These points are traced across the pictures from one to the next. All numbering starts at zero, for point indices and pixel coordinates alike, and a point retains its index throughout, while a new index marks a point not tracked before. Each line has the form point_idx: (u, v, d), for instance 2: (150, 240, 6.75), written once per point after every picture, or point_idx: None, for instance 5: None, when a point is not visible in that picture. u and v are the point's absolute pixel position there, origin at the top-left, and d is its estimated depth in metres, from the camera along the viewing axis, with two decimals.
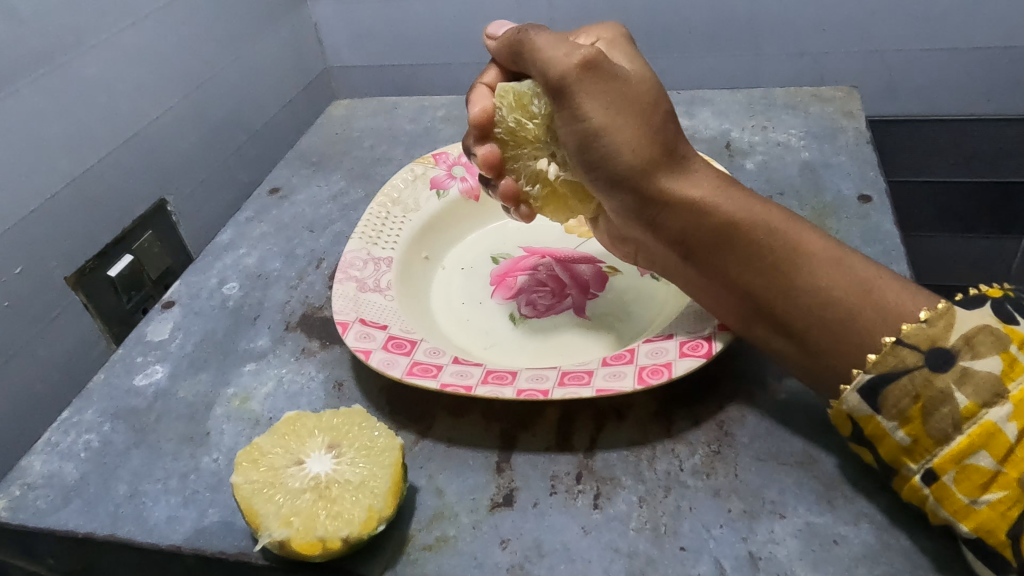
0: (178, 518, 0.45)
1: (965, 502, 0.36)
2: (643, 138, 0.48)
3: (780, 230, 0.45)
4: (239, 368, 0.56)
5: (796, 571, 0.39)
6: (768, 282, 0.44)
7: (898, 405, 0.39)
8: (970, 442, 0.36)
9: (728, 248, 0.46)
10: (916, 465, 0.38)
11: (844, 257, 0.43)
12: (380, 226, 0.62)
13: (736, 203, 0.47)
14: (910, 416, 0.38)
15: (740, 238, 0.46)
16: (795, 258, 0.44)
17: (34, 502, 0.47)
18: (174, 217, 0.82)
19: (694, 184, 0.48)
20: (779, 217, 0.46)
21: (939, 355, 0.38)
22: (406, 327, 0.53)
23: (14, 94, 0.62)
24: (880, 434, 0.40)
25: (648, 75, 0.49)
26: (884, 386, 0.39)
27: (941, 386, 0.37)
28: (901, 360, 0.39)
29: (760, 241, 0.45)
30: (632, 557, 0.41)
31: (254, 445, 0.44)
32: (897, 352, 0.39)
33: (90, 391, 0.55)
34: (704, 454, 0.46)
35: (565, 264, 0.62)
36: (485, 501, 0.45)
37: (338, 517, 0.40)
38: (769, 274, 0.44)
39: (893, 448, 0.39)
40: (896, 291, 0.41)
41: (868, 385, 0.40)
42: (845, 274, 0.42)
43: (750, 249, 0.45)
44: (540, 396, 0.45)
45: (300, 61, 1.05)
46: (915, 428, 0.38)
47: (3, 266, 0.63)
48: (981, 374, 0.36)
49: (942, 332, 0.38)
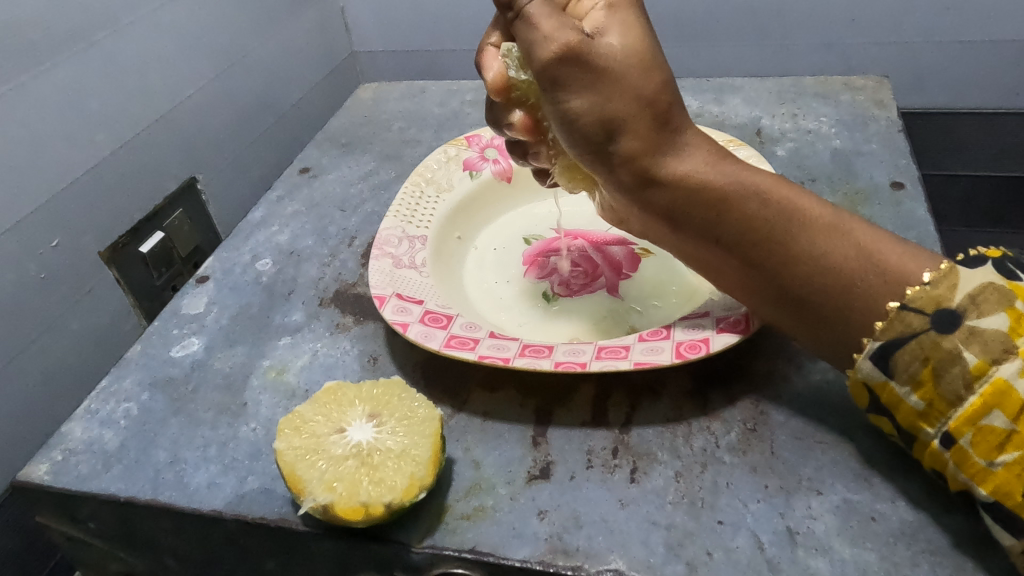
0: (218, 484, 0.46)
1: (982, 465, 0.36)
2: (630, 122, 0.45)
3: (777, 199, 0.44)
4: (275, 342, 0.57)
5: (834, 546, 0.39)
6: (766, 254, 0.43)
7: (909, 370, 0.38)
8: (984, 402, 0.36)
9: (721, 226, 0.45)
10: (933, 429, 0.38)
11: (841, 222, 0.42)
12: (415, 205, 0.63)
13: (730, 176, 0.45)
14: (921, 379, 0.38)
15: (732, 215, 0.44)
16: (792, 227, 0.43)
17: (75, 466, 0.48)
18: (204, 195, 0.83)
19: (683, 159, 0.46)
20: (771, 184, 0.45)
21: (944, 316, 0.37)
22: (441, 302, 0.54)
23: (55, 69, 0.63)
24: (895, 401, 0.39)
25: (641, 49, 0.45)
26: (893, 352, 0.39)
27: (950, 346, 0.37)
28: (907, 325, 0.38)
29: (754, 215, 0.44)
30: (670, 530, 0.41)
31: (296, 413, 0.45)
32: (902, 316, 0.38)
33: (127, 361, 0.56)
34: (739, 432, 0.46)
35: (597, 245, 0.62)
36: (522, 474, 0.45)
37: (381, 483, 0.40)
38: (765, 244, 0.43)
39: (909, 413, 0.39)
40: (897, 253, 0.41)
41: (879, 351, 0.39)
42: (845, 239, 0.42)
43: (744, 222, 0.44)
44: (578, 368, 0.45)
45: (327, 46, 1.05)
46: (928, 392, 0.38)
47: (41, 238, 0.63)
48: (989, 332, 0.36)
49: (946, 293, 0.38)
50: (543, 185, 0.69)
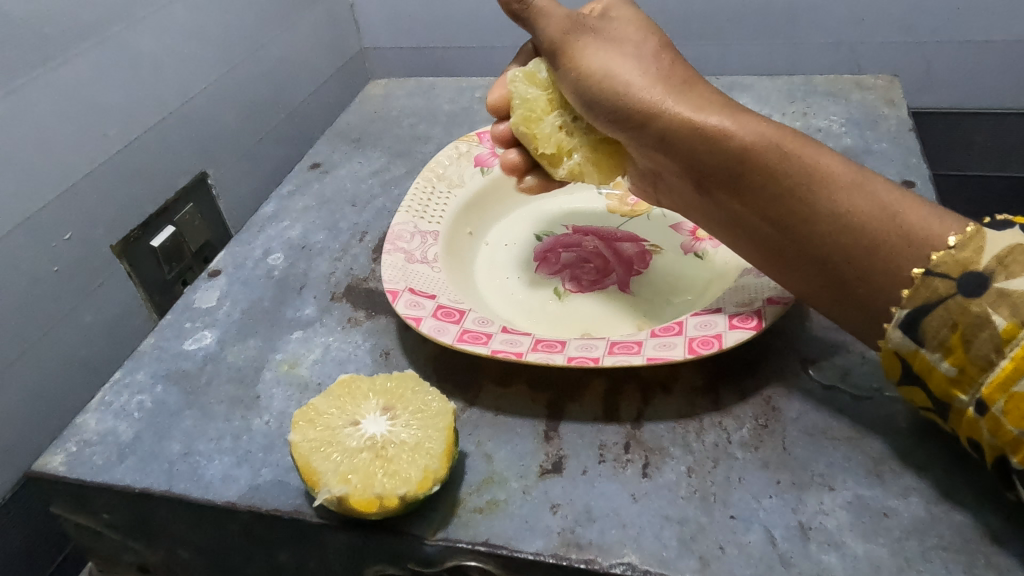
0: (232, 476, 0.46)
1: (1015, 432, 0.35)
2: (631, 70, 0.49)
3: (800, 151, 0.44)
4: (287, 335, 0.57)
5: (847, 542, 0.39)
6: (786, 208, 0.44)
7: (938, 336, 0.38)
8: (1014, 367, 0.35)
9: (745, 182, 0.46)
10: (966, 395, 0.38)
11: (866, 181, 0.43)
12: (426, 200, 0.63)
13: (751, 129, 0.45)
14: (951, 345, 0.38)
15: (755, 169, 0.45)
16: (814, 184, 0.43)
17: (90, 458, 0.48)
18: (214, 190, 0.83)
19: (698, 104, 0.47)
20: (795, 139, 0.45)
21: (971, 280, 0.37)
22: (454, 297, 0.54)
23: (68, 62, 0.63)
24: (927, 368, 0.39)
25: (634, 31, 0.51)
26: (922, 319, 0.39)
27: (977, 311, 0.36)
28: (933, 291, 0.38)
29: (776, 169, 0.44)
30: (683, 524, 0.41)
31: (310, 406, 0.45)
32: (927, 282, 0.39)
33: (140, 354, 0.56)
34: (751, 427, 0.46)
35: (608, 242, 0.62)
36: (535, 467, 0.45)
37: (395, 476, 0.40)
38: (785, 198, 0.44)
39: (941, 381, 0.39)
40: (922, 215, 0.41)
41: (907, 319, 0.39)
42: (868, 197, 0.42)
43: (766, 174, 0.45)
44: (591, 363, 0.45)
45: (336, 42, 1.06)
46: (959, 358, 0.37)
47: (53, 231, 0.64)
48: (1018, 293, 0.35)
49: (973, 257, 0.38)
50: None
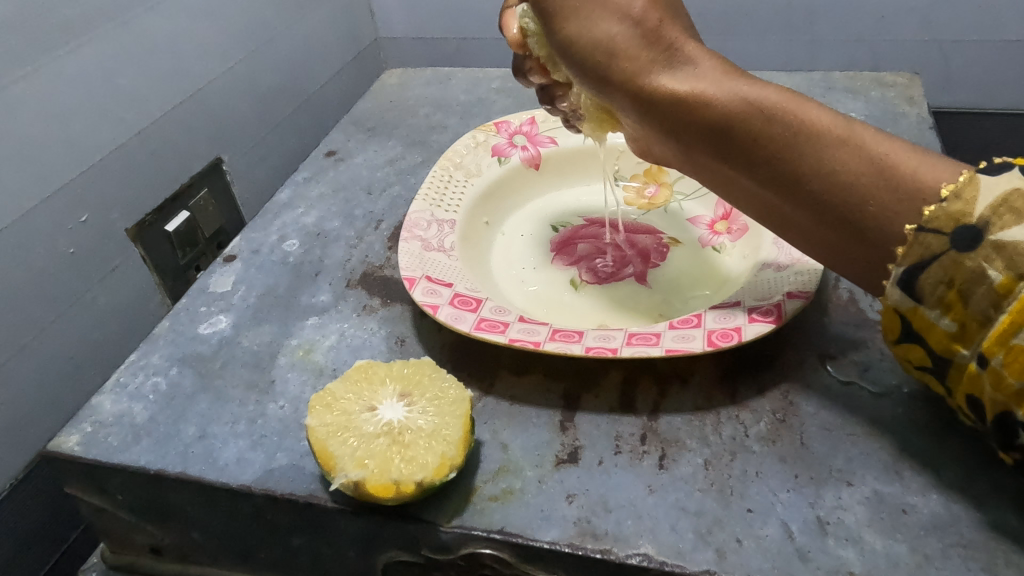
0: (247, 460, 0.46)
1: (1015, 387, 0.34)
2: (618, 35, 0.46)
3: (783, 109, 0.42)
4: (302, 321, 0.57)
5: (865, 537, 0.39)
6: (774, 171, 0.42)
7: (935, 293, 0.37)
8: (1011, 321, 0.34)
9: (730, 146, 0.44)
10: (968, 350, 0.37)
11: (854, 133, 0.41)
12: (443, 188, 0.63)
13: (735, 93, 0.43)
14: (949, 302, 0.37)
15: (739, 134, 0.43)
16: (802, 142, 0.41)
17: (105, 438, 0.48)
18: (228, 176, 0.83)
19: (685, 68, 0.45)
20: (778, 95, 0.43)
21: (964, 234, 0.36)
22: (470, 286, 0.54)
23: (87, 43, 0.63)
24: (926, 326, 0.39)
25: None
26: (917, 277, 0.38)
27: (973, 266, 0.35)
28: (926, 247, 0.37)
29: (761, 133, 0.42)
30: (699, 516, 0.41)
31: (327, 391, 0.45)
32: (920, 239, 0.37)
33: (155, 337, 0.56)
34: (769, 422, 0.46)
35: (624, 234, 0.63)
36: (550, 457, 0.45)
37: (412, 462, 0.40)
38: (773, 161, 0.42)
39: (941, 338, 0.38)
40: (916, 163, 0.39)
41: (903, 278, 0.38)
42: (856, 152, 0.40)
43: (752, 139, 0.43)
44: (609, 353, 0.45)
45: (352, 31, 1.05)
46: (958, 314, 0.37)
47: (70, 213, 0.64)
48: (1013, 245, 0.34)
49: (965, 208, 0.36)
50: (570, 173, 0.69)
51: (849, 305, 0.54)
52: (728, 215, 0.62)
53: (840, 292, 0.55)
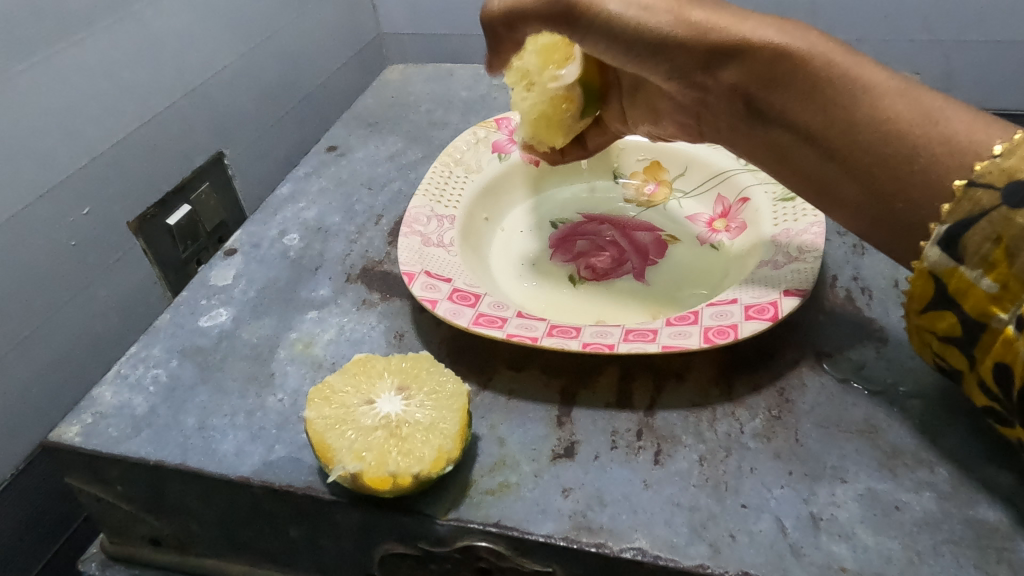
0: (246, 452, 0.47)
1: None
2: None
3: (839, 61, 0.43)
4: (302, 315, 0.57)
5: (857, 533, 0.39)
6: (828, 120, 0.43)
7: (979, 251, 0.37)
8: None
9: (786, 95, 0.45)
10: (1008, 313, 0.37)
11: (909, 89, 0.41)
12: (443, 184, 0.63)
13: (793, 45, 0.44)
14: (994, 260, 0.37)
15: (797, 83, 0.44)
16: (855, 94, 0.42)
17: (105, 429, 0.49)
18: (230, 170, 0.83)
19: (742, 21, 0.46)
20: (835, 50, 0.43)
21: (1015, 190, 0.36)
22: (469, 281, 0.54)
23: (91, 36, 0.64)
24: (965, 288, 0.38)
25: None
26: (963, 234, 0.38)
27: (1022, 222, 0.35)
28: (976, 203, 0.37)
29: (818, 82, 0.43)
30: (694, 511, 0.41)
31: (325, 383, 0.45)
32: (970, 194, 0.38)
33: (156, 329, 0.57)
34: (764, 418, 0.46)
35: (623, 231, 0.63)
36: (547, 452, 0.45)
37: (409, 455, 0.40)
38: (825, 111, 0.43)
39: (979, 300, 0.38)
40: (965, 122, 0.40)
41: (947, 234, 0.39)
42: (911, 103, 0.41)
43: (808, 89, 0.44)
44: (606, 349, 0.45)
45: (355, 27, 1.06)
46: (1002, 273, 0.37)
47: (72, 206, 0.64)
48: None
49: (1019, 165, 0.36)
50: (571, 170, 0.69)
51: (846, 304, 0.54)
52: (727, 213, 0.62)
53: (838, 291, 0.55)
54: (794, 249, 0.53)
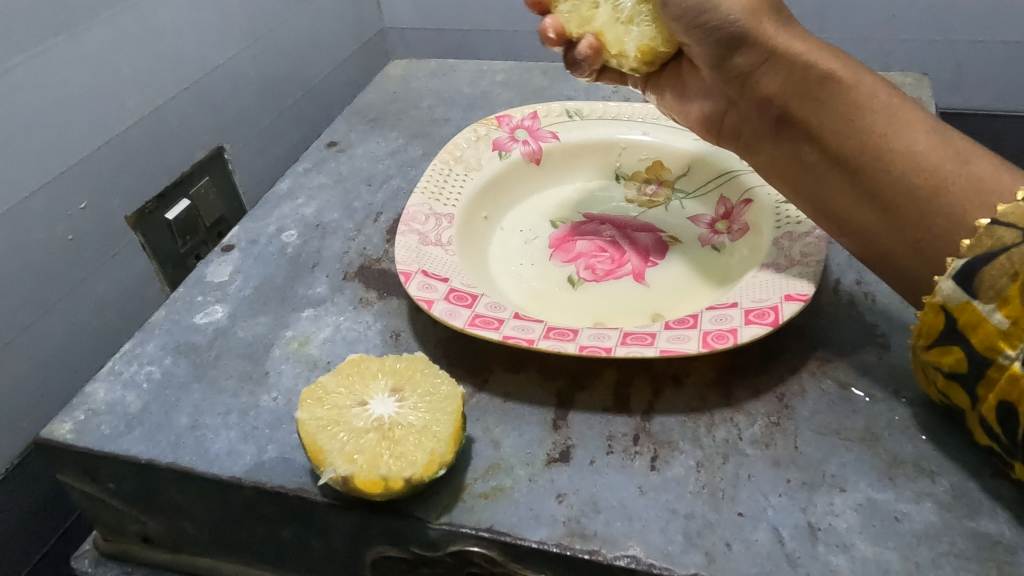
0: (238, 451, 0.46)
1: None
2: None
3: (884, 95, 0.46)
4: (298, 313, 0.57)
5: (856, 544, 0.39)
6: (862, 143, 0.46)
7: (995, 286, 0.38)
8: None
9: (828, 111, 0.48)
10: (1013, 351, 0.37)
11: (945, 129, 0.44)
12: (442, 182, 0.62)
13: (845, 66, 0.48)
14: (1008, 296, 0.37)
15: (842, 102, 0.47)
16: (894, 125, 0.45)
17: (97, 427, 0.48)
18: (230, 165, 0.83)
19: (801, 39, 0.50)
20: (880, 82, 0.47)
21: None
22: (467, 281, 0.53)
23: (91, 29, 0.63)
24: (976, 322, 0.39)
25: None
26: (980, 268, 0.38)
27: None
28: (997, 240, 0.38)
29: (862, 106, 0.46)
30: (690, 519, 0.41)
31: (319, 384, 0.44)
32: (992, 232, 0.39)
33: (151, 325, 0.56)
34: (763, 425, 0.45)
35: (624, 232, 0.62)
36: (542, 456, 0.45)
37: (401, 458, 0.40)
38: (863, 134, 0.46)
39: (988, 335, 0.38)
40: (995, 166, 0.42)
41: (963, 269, 0.39)
42: (945, 142, 0.43)
43: (850, 110, 0.47)
44: (603, 353, 0.45)
45: (358, 22, 1.05)
46: (1013, 310, 0.37)
47: (69, 200, 0.63)
48: None
49: None
50: (573, 169, 0.69)
51: (848, 309, 0.53)
52: (729, 214, 0.61)
53: (840, 295, 0.54)
54: (796, 253, 0.52)
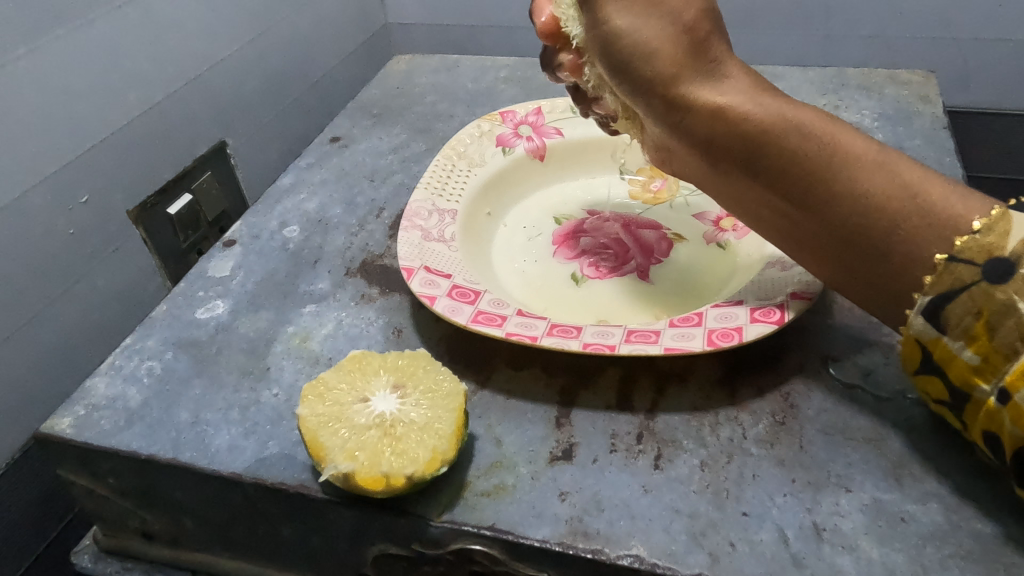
0: (239, 447, 0.46)
1: None
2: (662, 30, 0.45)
3: (819, 134, 0.43)
4: (300, 309, 0.56)
5: (862, 545, 0.38)
6: (804, 192, 0.43)
7: (962, 323, 0.37)
8: None
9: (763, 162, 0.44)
10: (989, 386, 0.37)
11: (887, 159, 0.42)
12: (446, 178, 0.62)
13: (770, 108, 0.44)
14: (975, 333, 0.37)
15: (776, 152, 0.43)
16: (834, 167, 0.42)
17: (97, 422, 0.48)
18: (232, 159, 0.82)
19: (723, 83, 0.45)
20: (813, 117, 0.43)
21: (996, 266, 0.36)
22: (469, 277, 0.53)
23: (92, 23, 0.63)
24: (948, 358, 0.39)
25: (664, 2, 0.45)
26: (945, 306, 0.38)
27: (1003, 298, 0.36)
28: (956, 278, 0.38)
29: (798, 153, 0.43)
30: (693, 519, 0.40)
31: (320, 380, 0.44)
32: (950, 269, 0.38)
33: (153, 320, 0.56)
34: (768, 424, 0.45)
35: (629, 229, 0.62)
36: (544, 453, 0.44)
37: (403, 455, 0.40)
38: (803, 182, 0.43)
39: (961, 371, 0.38)
40: (943, 193, 0.40)
41: (929, 306, 0.39)
42: (890, 176, 0.41)
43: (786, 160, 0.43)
44: (607, 351, 0.44)
45: (362, 16, 1.05)
46: (982, 346, 0.37)
47: (71, 193, 0.63)
48: None
49: (997, 242, 0.37)
50: (576, 165, 0.68)
51: (855, 307, 0.53)
52: None
53: None
54: None
